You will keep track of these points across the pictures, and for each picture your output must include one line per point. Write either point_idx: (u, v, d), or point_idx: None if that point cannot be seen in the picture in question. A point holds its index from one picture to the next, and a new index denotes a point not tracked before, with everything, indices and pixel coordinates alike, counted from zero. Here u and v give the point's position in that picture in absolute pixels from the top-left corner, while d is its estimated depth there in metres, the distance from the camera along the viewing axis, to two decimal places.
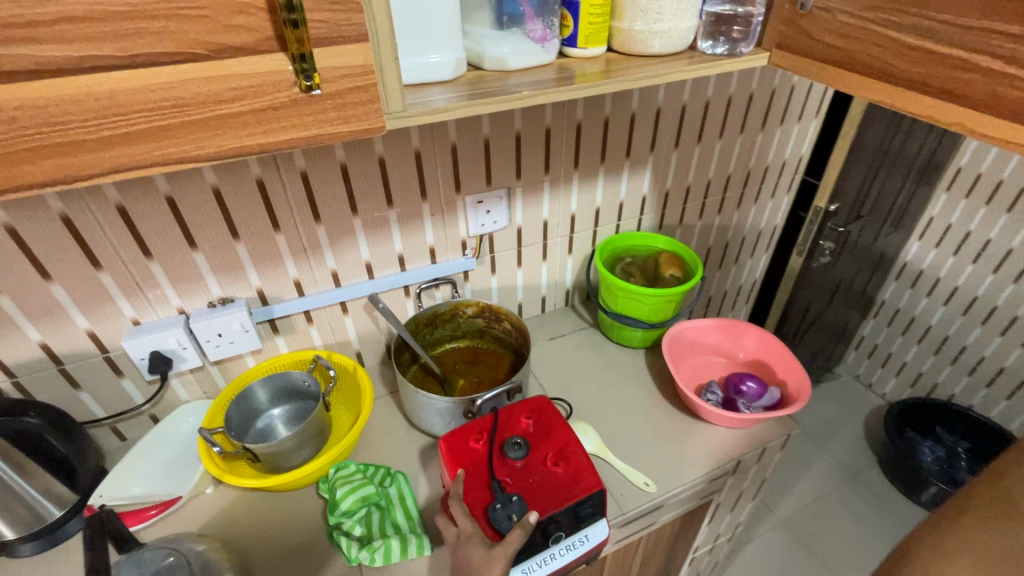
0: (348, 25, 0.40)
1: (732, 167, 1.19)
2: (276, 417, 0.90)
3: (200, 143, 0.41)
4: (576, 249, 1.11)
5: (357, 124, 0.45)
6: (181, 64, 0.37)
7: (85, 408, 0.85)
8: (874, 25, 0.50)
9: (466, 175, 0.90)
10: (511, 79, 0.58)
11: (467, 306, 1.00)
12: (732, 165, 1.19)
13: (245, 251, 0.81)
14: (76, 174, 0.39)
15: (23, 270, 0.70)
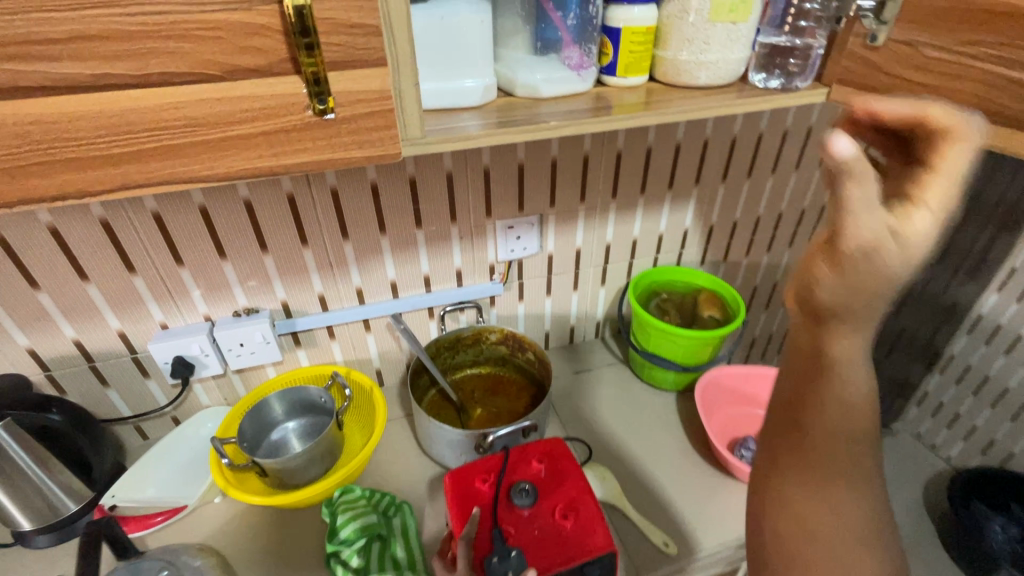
0: (367, 49, 0.39)
1: (785, 203, 1.11)
2: (290, 431, 0.89)
3: (210, 163, 0.40)
4: (610, 281, 1.06)
5: (372, 149, 0.43)
6: (193, 84, 0.37)
7: (112, 405, 0.87)
8: (974, 59, 0.43)
9: (498, 199, 0.87)
10: (543, 107, 0.55)
11: (491, 331, 0.97)
12: (785, 202, 1.11)
13: (272, 263, 0.82)
14: (86, 189, 0.38)
15: (63, 269, 0.72)
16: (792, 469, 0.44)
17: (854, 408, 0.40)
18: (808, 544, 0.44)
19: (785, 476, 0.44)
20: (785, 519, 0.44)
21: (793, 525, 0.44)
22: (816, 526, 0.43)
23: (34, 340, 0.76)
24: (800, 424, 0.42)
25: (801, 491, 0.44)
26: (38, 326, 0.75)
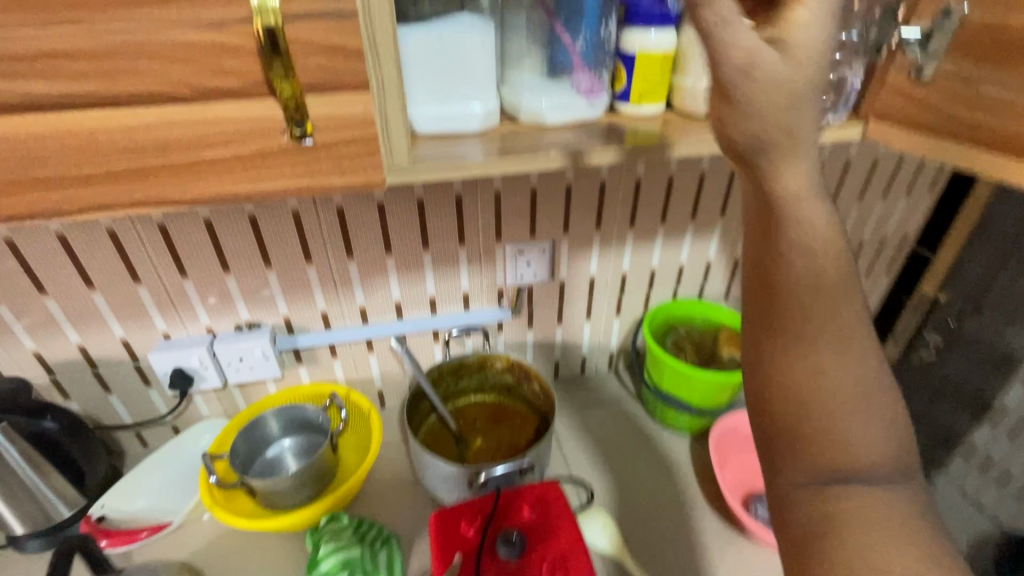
0: (348, 73, 0.36)
1: None
2: (284, 450, 0.87)
3: (182, 187, 0.38)
4: (625, 312, 1.01)
5: (353, 177, 0.41)
6: (165, 105, 0.35)
7: (114, 411, 0.87)
8: None
9: (508, 224, 0.84)
10: (545, 136, 0.52)
11: (497, 359, 0.93)
12: None
13: (276, 279, 0.81)
14: (54, 209, 0.37)
15: (70, 276, 0.73)
16: (780, 346, 0.39)
17: (821, 260, 0.38)
18: (814, 432, 0.38)
19: (771, 365, 0.40)
20: (784, 411, 0.39)
21: (796, 414, 0.38)
22: (820, 406, 0.38)
23: (41, 344, 0.77)
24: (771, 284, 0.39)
25: (796, 376, 0.38)
26: (45, 330, 0.76)
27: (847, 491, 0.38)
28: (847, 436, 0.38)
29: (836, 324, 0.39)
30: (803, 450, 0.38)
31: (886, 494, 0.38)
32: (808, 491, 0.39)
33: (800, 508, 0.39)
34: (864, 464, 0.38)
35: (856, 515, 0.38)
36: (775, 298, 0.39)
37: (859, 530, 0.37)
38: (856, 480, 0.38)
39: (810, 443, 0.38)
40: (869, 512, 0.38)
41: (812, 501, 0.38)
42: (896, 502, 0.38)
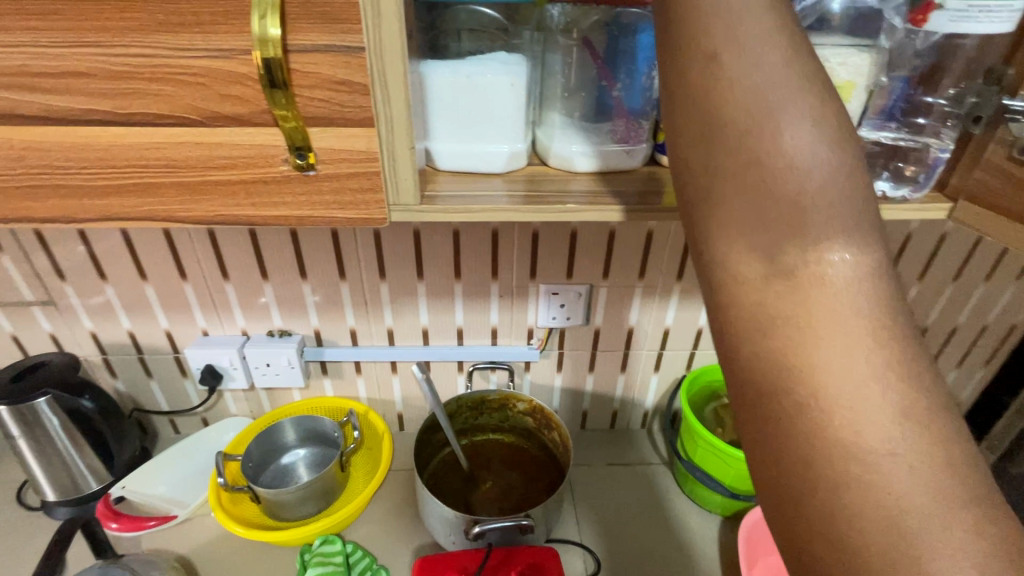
0: (354, 107, 0.35)
1: (930, 320, 0.87)
2: (298, 459, 0.88)
3: (189, 205, 0.38)
4: (665, 369, 0.94)
5: (355, 211, 0.39)
6: (175, 126, 0.35)
7: (152, 396, 0.91)
8: None
9: (545, 262, 0.81)
10: (572, 183, 0.49)
11: (520, 400, 0.88)
12: (931, 317, 0.87)
13: (310, 292, 0.82)
14: (73, 215, 0.38)
15: (128, 267, 0.78)
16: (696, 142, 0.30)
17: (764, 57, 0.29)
18: (754, 201, 0.28)
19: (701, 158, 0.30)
20: (707, 185, 0.30)
21: (744, 200, 0.29)
22: (756, 163, 0.29)
23: (97, 326, 0.83)
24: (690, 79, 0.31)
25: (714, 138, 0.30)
26: (101, 313, 0.82)
27: (810, 269, 0.27)
28: (794, 186, 0.28)
29: (763, 81, 0.30)
30: (736, 225, 0.28)
31: (863, 263, 0.27)
32: (763, 287, 0.28)
33: (748, 314, 0.28)
34: (825, 221, 0.28)
35: (824, 298, 0.27)
36: (695, 88, 0.31)
37: (818, 320, 0.26)
38: (822, 247, 0.27)
39: (746, 218, 0.28)
40: (835, 301, 0.27)
41: (756, 306, 0.28)
42: (881, 278, 0.27)
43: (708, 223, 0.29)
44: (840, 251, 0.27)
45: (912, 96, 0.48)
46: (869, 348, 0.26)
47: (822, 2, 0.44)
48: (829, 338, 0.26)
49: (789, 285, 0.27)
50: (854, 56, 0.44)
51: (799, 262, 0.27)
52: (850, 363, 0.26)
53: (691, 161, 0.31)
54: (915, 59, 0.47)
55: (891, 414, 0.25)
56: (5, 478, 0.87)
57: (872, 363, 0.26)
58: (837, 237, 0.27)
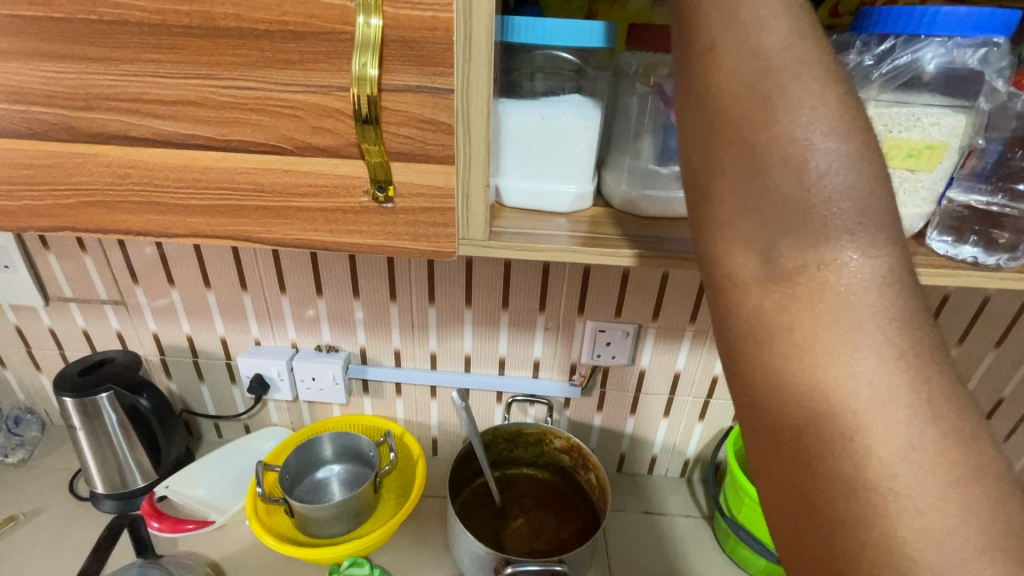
0: (438, 145, 0.36)
1: (1008, 390, 0.80)
2: (333, 475, 0.88)
3: (269, 227, 0.40)
4: (710, 418, 0.90)
5: (425, 244, 0.40)
6: (267, 154, 0.37)
7: (201, 399, 0.95)
8: None
9: (594, 300, 0.80)
10: (636, 228, 0.49)
11: (557, 437, 0.86)
12: (1010, 387, 0.80)
13: (360, 311, 0.84)
14: (163, 229, 0.41)
15: (195, 275, 0.82)
16: (763, 203, 0.31)
17: None
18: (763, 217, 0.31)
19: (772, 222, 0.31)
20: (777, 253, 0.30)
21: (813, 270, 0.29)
22: (762, 176, 0.31)
23: (160, 327, 0.87)
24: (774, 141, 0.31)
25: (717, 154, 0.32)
26: (166, 315, 0.86)
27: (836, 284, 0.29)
28: (815, 211, 0.30)
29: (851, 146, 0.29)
30: (741, 234, 0.31)
31: (869, 266, 0.29)
32: (799, 318, 0.30)
33: (746, 317, 0.31)
34: (830, 225, 0.30)
35: (823, 310, 0.29)
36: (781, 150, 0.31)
37: (828, 340, 0.29)
38: (826, 251, 0.30)
39: (752, 228, 0.31)
40: (832, 306, 0.29)
41: (754, 310, 0.31)
42: (885, 279, 0.29)
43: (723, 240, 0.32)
44: (847, 255, 0.29)
45: (1009, 158, 0.45)
46: (889, 376, 0.28)
47: (917, 62, 0.42)
48: (810, 335, 0.29)
49: (790, 294, 0.30)
50: (950, 117, 0.42)
51: (796, 268, 0.30)
52: (837, 364, 0.28)
53: (697, 176, 0.33)
54: (1016, 120, 0.45)
55: (907, 440, 0.27)
56: (60, 466, 0.91)
57: (882, 385, 0.28)
58: (841, 241, 0.30)
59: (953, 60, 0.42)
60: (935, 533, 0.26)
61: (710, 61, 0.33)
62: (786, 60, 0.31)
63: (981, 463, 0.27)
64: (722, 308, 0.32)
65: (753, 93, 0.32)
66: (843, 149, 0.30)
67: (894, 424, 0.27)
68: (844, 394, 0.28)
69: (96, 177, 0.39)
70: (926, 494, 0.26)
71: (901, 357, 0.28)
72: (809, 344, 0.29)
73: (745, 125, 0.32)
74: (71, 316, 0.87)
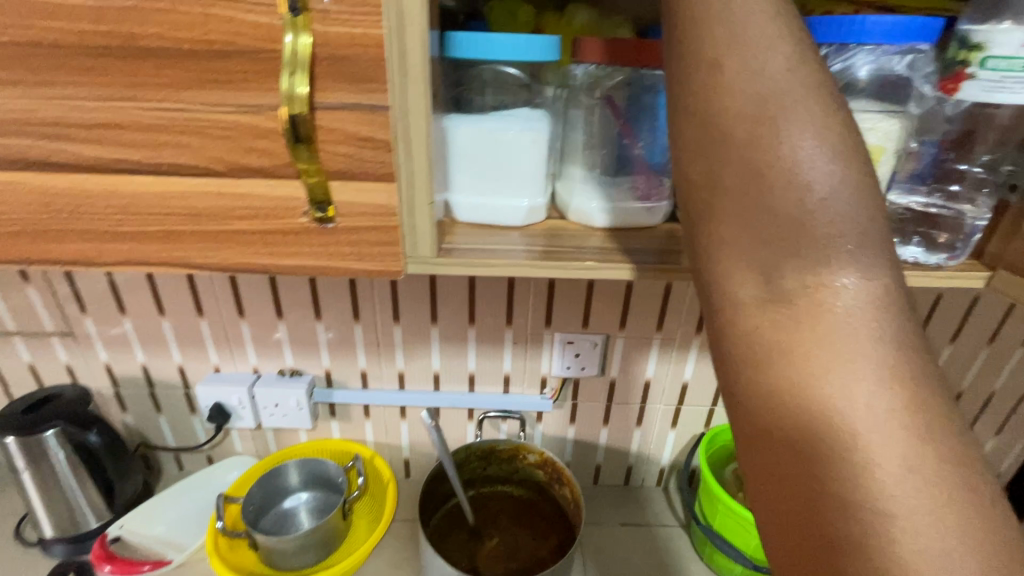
0: (377, 163, 0.35)
1: (967, 383, 0.82)
2: (301, 504, 0.85)
3: (206, 252, 0.39)
4: (683, 425, 0.90)
5: (371, 263, 0.39)
6: (199, 177, 0.36)
7: (160, 431, 0.91)
8: None
9: (560, 311, 0.80)
10: (591, 240, 0.49)
11: (531, 452, 0.84)
12: (968, 380, 0.82)
13: (323, 332, 0.82)
14: (92, 258, 0.39)
15: (148, 303, 0.79)
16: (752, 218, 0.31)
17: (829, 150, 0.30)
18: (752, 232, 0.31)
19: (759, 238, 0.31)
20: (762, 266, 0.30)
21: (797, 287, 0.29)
22: (751, 193, 0.31)
23: (112, 357, 0.84)
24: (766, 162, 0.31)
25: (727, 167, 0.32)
26: (118, 345, 0.83)
27: (809, 298, 0.29)
28: (803, 229, 0.30)
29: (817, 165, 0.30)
30: (742, 252, 0.31)
31: (866, 290, 0.29)
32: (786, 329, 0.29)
33: (744, 337, 0.30)
34: (825, 246, 0.30)
35: (818, 328, 0.28)
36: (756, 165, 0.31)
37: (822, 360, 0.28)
38: (822, 274, 0.29)
39: (752, 247, 0.31)
40: (829, 325, 0.28)
41: (750, 332, 0.30)
42: (883, 302, 0.29)
43: (714, 253, 0.32)
44: (842, 279, 0.29)
45: (943, 160, 0.48)
46: (885, 396, 0.27)
47: (848, 69, 0.43)
48: (810, 357, 0.28)
49: (783, 313, 0.29)
50: (884, 122, 0.43)
51: (796, 289, 0.29)
52: (832, 384, 0.27)
53: (703, 194, 0.33)
54: (946, 124, 0.47)
55: (899, 461, 0.26)
56: (6, 510, 0.85)
57: (880, 405, 0.27)
58: (836, 264, 0.29)
59: (882, 67, 0.43)
60: (913, 550, 0.25)
61: (704, 79, 0.33)
62: (779, 81, 0.32)
63: (947, 472, 0.26)
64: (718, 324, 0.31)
65: (753, 115, 0.32)
66: (822, 163, 0.30)
67: (889, 442, 0.26)
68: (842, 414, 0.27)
69: (17, 206, 0.37)
70: (906, 513, 0.25)
71: (897, 374, 0.27)
72: (811, 364, 0.28)
73: (746, 145, 0.32)
74: (15, 351, 0.83)
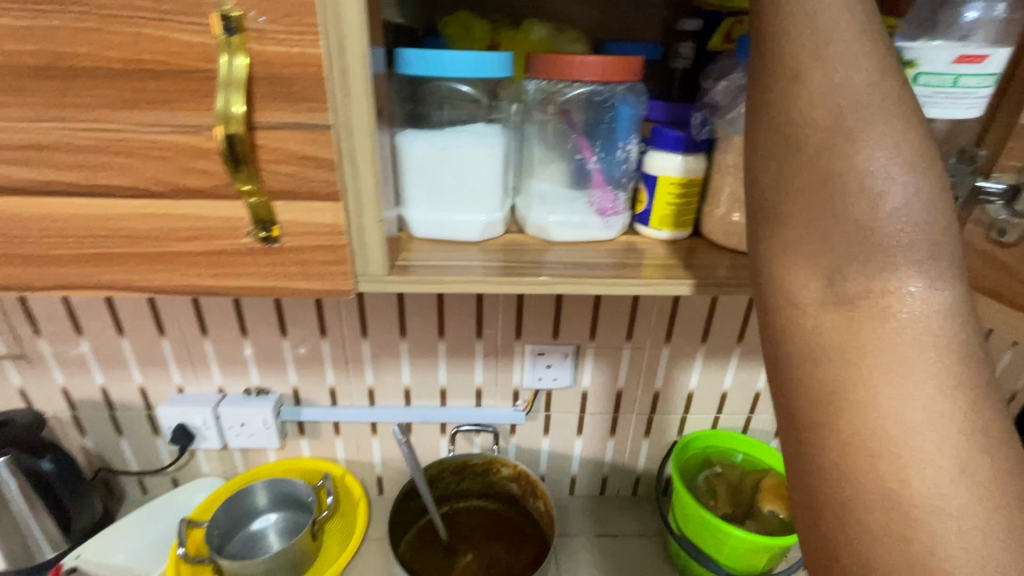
0: (321, 182, 0.35)
1: None
2: (270, 525, 0.83)
3: (147, 274, 0.37)
4: (656, 433, 0.90)
5: (320, 283, 0.38)
6: (137, 199, 0.35)
7: (121, 455, 0.88)
8: None
9: (530, 323, 0.80)
10: (550, 253, 0.49)
11: (504, 465, 0.84)
12: None
13: (289, 349, 0.81)
14: (28, 283, 0.37)
15: (106, 323, 0.77)
16: (807, 216, 0.30)
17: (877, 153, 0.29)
18: (815, 230, 0.30)
19: (815, 236, 0.30)
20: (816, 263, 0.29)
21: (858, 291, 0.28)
22: (821, 192, 0.30)
23: (69, 380, 0.81)
24: (833, 162, 0.30)
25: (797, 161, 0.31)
26: (75, 368, 0.80)
27: (872, 301, 0.28)
28: (866, 230, 0.29)
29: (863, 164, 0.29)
30: (804, 253, 0.30)
31: (932, 296, 0.27)
32: (833, 327, 0.28)
33: (800, 335, 0.29)
34: (888, 251, 0.28)
35: (884, 335, 0.27)
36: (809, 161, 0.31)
37: (891, 369, 0.26)
38: (888, 278, 0.28)
39: (814, 248, 0.30)
40: (893, 331, 0.27)
41: (807, 338, 0.29)
42: (950, 311, 0.27)
43: (772, 251, 0.31)
44: (907, 284, 0.27)
45: None
46: (950, 409, 0.25)
47: None
48: (875, 365, 0.26)
49: (847, 317, 0.28)
50: None
51: (861, 293, 0.28)
52: (900, 393, 0.26)
53: (768, 196, 0.32)
54: None
55: (949, 475, 0.25)
56: None
57: (943, 416, 0.25)
58: (905, 269, 0.28)
59: None
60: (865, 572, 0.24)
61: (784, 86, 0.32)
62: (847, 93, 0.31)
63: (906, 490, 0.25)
64: (776, 327, 0.31)
65: (828, 120, 0.31)
66: (887, 164, 0.29)
67: (943, 453, 0.25)
68: (902, 424, 0.25)
69: None
70: (946, 524, 0.24)
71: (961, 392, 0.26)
72: (875, 372, 0.26)
73: (819, 148, 0.31)
74: None
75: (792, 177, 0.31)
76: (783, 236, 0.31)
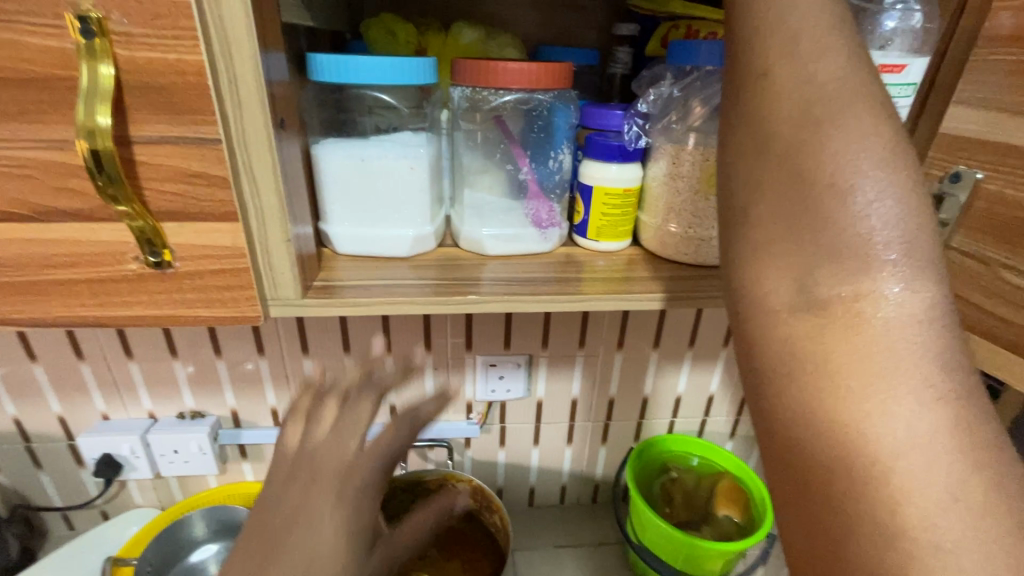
0: (211, 201, 0.33)
1: None
2: (211, 556, 0.78)
3: (22, 305, 0.36)
4: (613, 440, 0.90)
5: (222, 310, 0.37)
6: (5, 223, 0.33)
7: (41, 490, 0.81)
8: None
9: (479, 335, 0.77)
10: (486, 268, 0.46)
11: (460, 481, 0.81)
12: None
13: (224, 369, 0.76)
14: None
15: (16, 349, 0.71)
16: (780, 215, 0.29)
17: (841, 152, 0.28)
18: (789, 230, 0.28)
19: (783, 238, 0.28)
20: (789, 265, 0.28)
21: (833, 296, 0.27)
22: (791, 193, 0.28)
23: None
24: (802, 161, 0.28)
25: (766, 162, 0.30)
26: None
27: (846, 306, 0.26)
28: (837, 232, 0.27)
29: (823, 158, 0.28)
30: (778, 256, 0.28)
31: (911, 300, 0.26)
32: (797, 329, 0.27)
33: (777, 344, 0.28)
34: (865, 253, 0.27)
35: (859, 343, 0.25)
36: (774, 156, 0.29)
37: (865, 379, 0.25)
38: (864, 281, 0.26)
39: (788, 251, 0.28)
40: (872, 340, 0.25)
41: (788, 352, 0.27)
42: (931, 317, 0.26)
43: (748, 259, 0.29)
44: (888, 287, 0.26)
45: None
46: (935, 419, 0.24)
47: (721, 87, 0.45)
48: (862, 374, 0.25)
49: (823, 325, 0.26)
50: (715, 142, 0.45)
51: (834, 297, 0.26)
52: (875, 404, 0.24)
53: (736, 197, 0.31)
54: None
55: (934, 489, 0.23)
56: None
57: (922, 424, 0.24)
58: (882, 271, 0.26)
59: None
60: None
61: (754, 82, 0.31)
62: (829, 92, 0.29)
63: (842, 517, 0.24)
64: (750, 337, 0.29)
65: (798, 115, 0.29)
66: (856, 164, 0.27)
67: (927, 464, 0.24)
68: (887, 439, 0.24)
69: None
70: (931, 541, 0.23)
71: (949, 404, 0.24)
72: (851, 381, 0.25)
73: (786, 147, 0.29)
74: None
75: (765, 178, 0.29)
76: (760, 239, 0.29)
